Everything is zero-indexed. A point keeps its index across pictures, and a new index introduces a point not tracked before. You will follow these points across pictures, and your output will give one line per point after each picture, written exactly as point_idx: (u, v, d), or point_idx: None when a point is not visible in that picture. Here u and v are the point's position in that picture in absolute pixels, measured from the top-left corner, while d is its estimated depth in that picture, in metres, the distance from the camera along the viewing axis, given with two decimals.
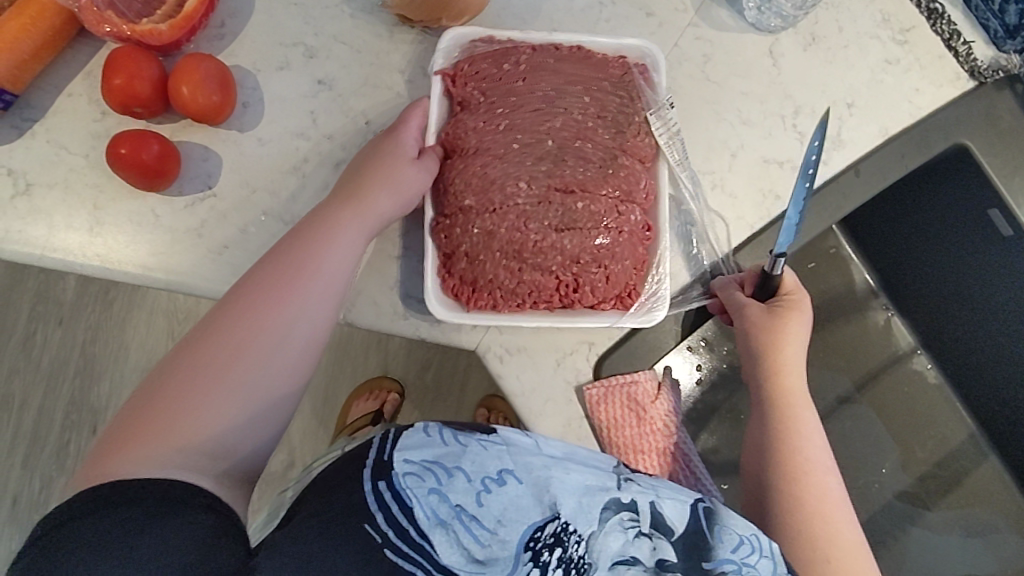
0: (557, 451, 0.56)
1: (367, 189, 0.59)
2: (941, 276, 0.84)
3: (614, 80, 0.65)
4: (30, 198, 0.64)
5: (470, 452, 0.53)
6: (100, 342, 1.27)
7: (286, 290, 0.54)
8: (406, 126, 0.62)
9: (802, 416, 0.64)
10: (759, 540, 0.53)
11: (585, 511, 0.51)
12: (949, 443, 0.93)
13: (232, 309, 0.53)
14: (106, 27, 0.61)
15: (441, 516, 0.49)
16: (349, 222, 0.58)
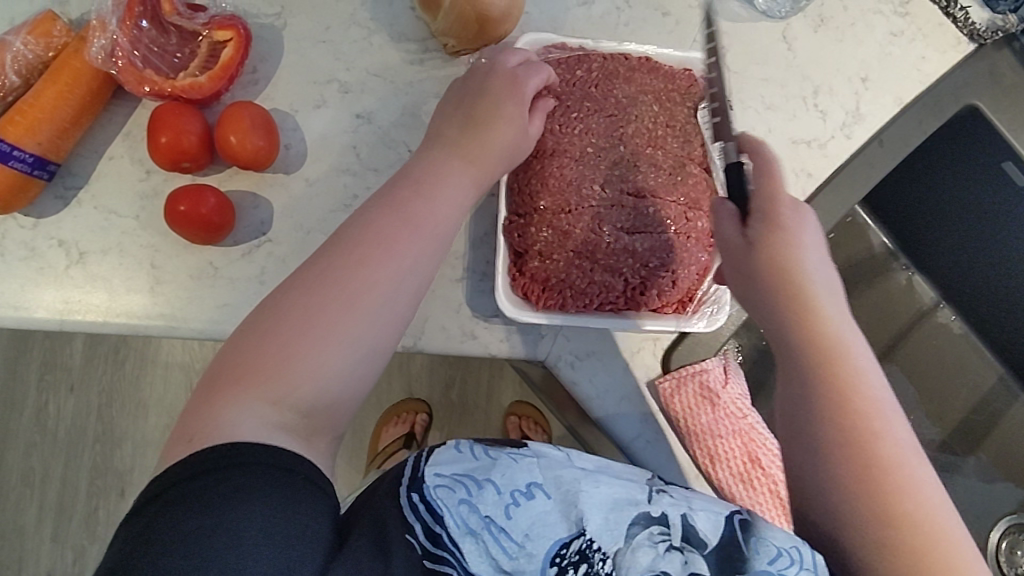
0: (591, 465, 0.51)
1: (478, 132, 0.56)
2: (960, 229, 0.89)
3: (682, 91, 0.67)
4: (86, 266, 0.63)
5: (499, 464, 0.49)
6: (117, 404, 1.25)
7: (400, 245, 0.50)
8: (531, 75, 0.59)
9: (856, 361, 0.51)
10: (801, 553, 0.44)
11: (611, 529, 0.46)
12: (982, 390, 0.98)
13: (368, 253, 0.49)
14: (146, 86, 0.61)
15: (470, 526, 0.47)
16: (454, 167, 0.55)
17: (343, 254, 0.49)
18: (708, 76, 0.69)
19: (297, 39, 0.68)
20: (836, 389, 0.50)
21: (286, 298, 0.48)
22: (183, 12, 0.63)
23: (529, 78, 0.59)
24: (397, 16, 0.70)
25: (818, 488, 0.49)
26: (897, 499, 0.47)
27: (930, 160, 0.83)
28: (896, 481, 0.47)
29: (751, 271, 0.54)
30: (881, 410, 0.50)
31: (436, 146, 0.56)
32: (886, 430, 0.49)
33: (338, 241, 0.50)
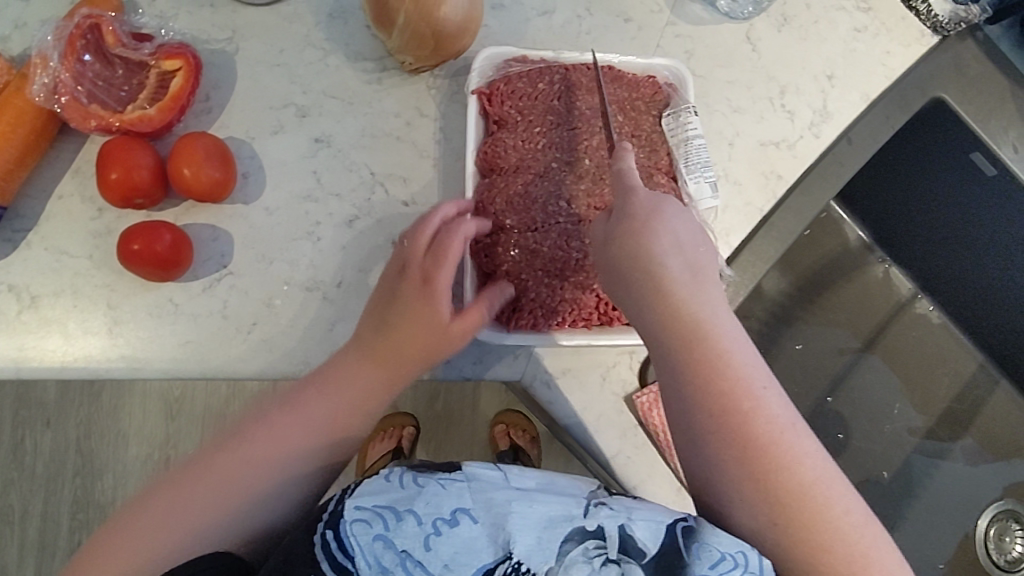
0: (532, 481, 0.43)
1: (397, 327, 0.52)
2: (939, 218, 0.88)
3: (646, 100, 0.67)
4: (39, 310, 0.61)
5: (427, 491, 0.41)
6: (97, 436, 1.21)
7: (297, 422, 0.49)
8: (444, 264, 0.53)
9: (719, 340, 0.48)
10: (747, 557, 0.41)
11: (543, 549, 0.40)
12: (964, 375, 1.00)
13: (271, 421, 0.49)
14: (92, 121, 0.59)
15: (382, 566, 0.39)
16: (372, 370, 0.51)
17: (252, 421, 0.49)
18: (673, 82, 0.68)
19: (250, 63, 0.66)
20: (700, 377, 0.47)
21: (161, 496, 0.46)
22: (127, 44, 0.61)
23: (443, 271, 0.53)
24: (353, 35, 0.68)
25: (708, 482, 0.46)
26: (781, 479, 0.45)
27: (901, 155, 0.82)
28: (776, 459, 0.45)
29: (619, 266, 0.51)
30: (750, 386, 0.47)
31: (349, 350, 0.53)
32: (761, 406, 0.46)
33: (226, 442, 0.48)
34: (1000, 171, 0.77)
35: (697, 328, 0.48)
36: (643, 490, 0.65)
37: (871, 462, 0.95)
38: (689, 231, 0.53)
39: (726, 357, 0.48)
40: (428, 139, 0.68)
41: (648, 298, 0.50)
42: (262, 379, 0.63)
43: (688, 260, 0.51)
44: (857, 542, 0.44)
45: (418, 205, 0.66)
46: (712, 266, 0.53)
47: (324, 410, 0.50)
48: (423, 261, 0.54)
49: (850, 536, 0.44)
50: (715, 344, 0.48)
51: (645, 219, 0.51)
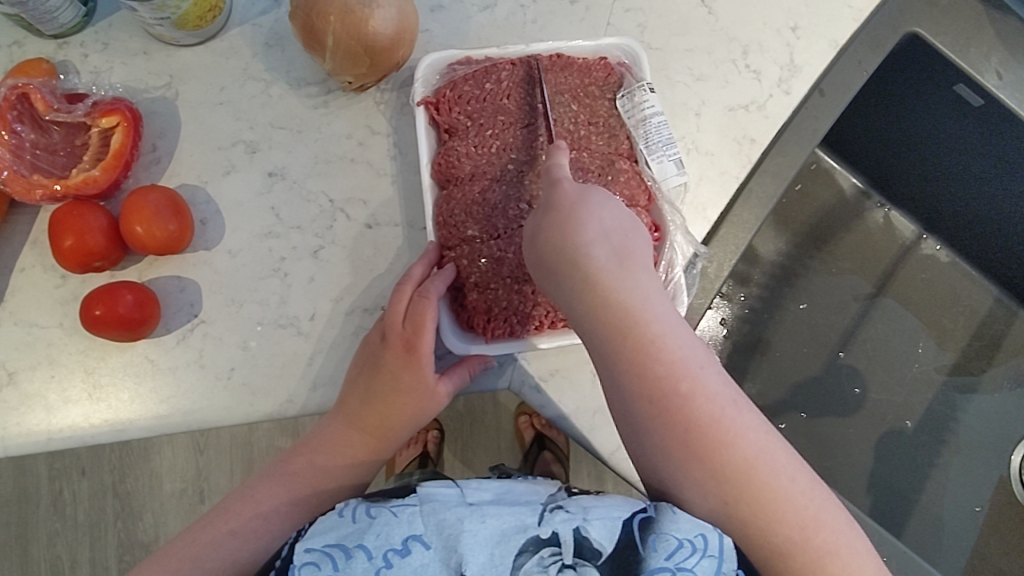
0: (489, 495, 0.45)
1: (381, 374, 0.54)
2: (935, 156, 0.82)
3: (600, 85, 0.64)
4: (18, 386, 0.61)
5: (377, 523, 0.43)
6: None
7: (286, 490, 0.50)
8: (428, 330, 0.54)
9: (652, 325, 0.47)
10: (706, 540, 0.43)
11: (495, 566, 0.41)
12: (980, 312, 0.96)
13: (265, 488, 0.50)
14: (37, 192, 0.58)
15: None
16: (353, 429, 0.53)
17: (244, 489, 0.51)
18: (628, 62, 0.65)
19: (192, 106, 0.65)
20: (637, 366, 0.46)
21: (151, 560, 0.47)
22: (60, 107, 0.59)
23: (426, 339, 0.54)
24: (292, 61, 0.66)
25: (659, 469, 0.46)
26: (725, 457, 0.45)
27: (881, 96, 0.78)
28: (718, 438, 0.45)
29: (544, 263, 0.49)
30: (687, 368, 0.46)
31: (333, 420, 0.54)
32: (699, 386, 0.46)
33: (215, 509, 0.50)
34: (986, 102, 0.72)
35: (629, 317, 0.46)
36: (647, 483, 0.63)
37: (892, 413, 0.93)
38: (617, 218, 0.50)
39: (661, 343, 0.46)
40: (383, 157, 0.66)
41: (577, 292, 0.48)
42: (249, 423, 0.63)
43: (614, 245, 0.49)
44: (804, 506, 0.45)
45: (382, 225, 0.65)
46: (642, 248, 0.50)
47: (309, 477, 0.51)
48: (405, 327, 0.54)
49: (798, 502, 0.45)
50: (650, 331, 0.46)
51: (566, 213, 0.49)
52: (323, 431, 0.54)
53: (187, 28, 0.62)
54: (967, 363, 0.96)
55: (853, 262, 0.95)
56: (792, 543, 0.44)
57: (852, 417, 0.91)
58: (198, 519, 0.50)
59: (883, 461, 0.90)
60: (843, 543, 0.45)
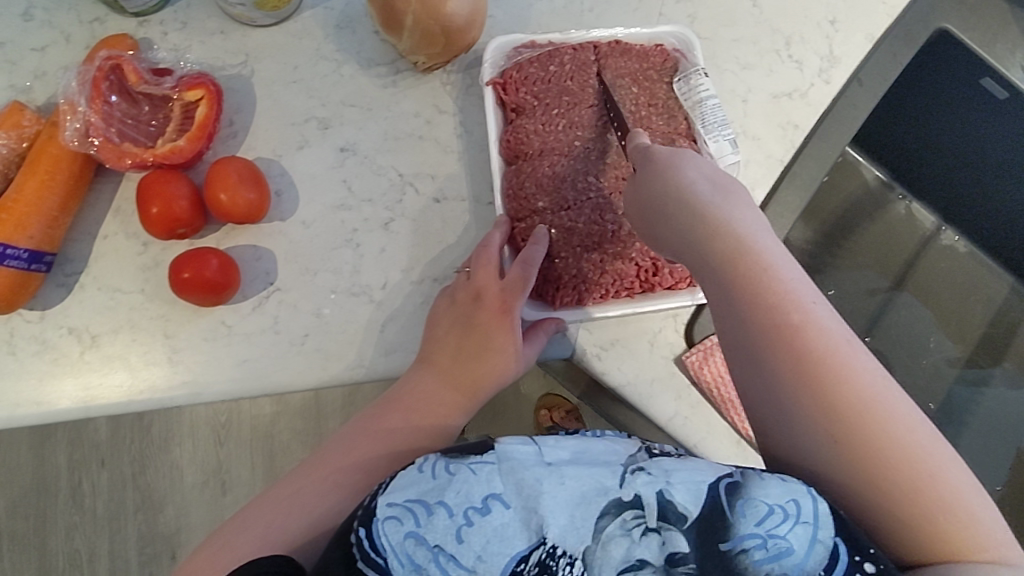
0: (566, 454, 0.46)
1: (477, 332, 0.57)
2: (956, 142, 0.87)
3: (657, 69, 0.68)
4: (100, 348, 0.63)
5: (457, 480, 0.44)
6: (156, 446, 1.38)
7: (375, 437, 0.53)
8: (523, 294, 0.58)
9: (762, 253, 0.50)
10: (797, 506, 0.42)
11: (577, 527, 0.42)
12: (996, 301, 1.01)
13: (355, 441, 0.53)
14: (127, 159, 0.61)
15: (416, 562, 0.42)
16: (433, 380, 0.56)
17: (335, 441, 0.54)
18: (682, 50, 0.69)
19: (267, 83, 0.68)
20: (748, 290, 0.48)
21: (255, 504, 0.51)
22: (150, 80, 0.62)
23: (519, 300, 0.58)
24: (362, 42, 0.69)
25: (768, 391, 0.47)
26: (836, 380, 0.45)
27: (912, 89, 0.82)
28: (830, 358, 0.45)
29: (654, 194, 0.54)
30: (798, 300, 0.48)
31: (419, 376, 0.57)
32: (811, 318, 0.47)
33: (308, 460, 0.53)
34: (1011, 93, 0.76)
35: (737, 243, 0.50)
36: (702, 449, 0.67)
37: (916, 394, 0.94)
38: (715, 171, 0.56)
39: (772, 270, 0.49)
40: (450, 135, 0.69)
41: (690, 212, 0.52)
42: (321, 386, 0.65)
43: (717, 186, 0.54)
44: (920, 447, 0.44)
45: (449, 200, 0.68)
46: (745, 195, 0.55)
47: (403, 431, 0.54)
48: (501, 288, 0.58)
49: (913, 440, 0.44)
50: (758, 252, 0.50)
51: (667, 160, 0.55)
52: (411, 385, 0.56)
53: (266, 9, 0.65)
54: (986, 352, 1.00)
55: (875, 252, 0.99)
56: (903, 475, 0.43)
57: None
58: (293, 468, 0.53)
59: None
60: (958, 500, 0.43)
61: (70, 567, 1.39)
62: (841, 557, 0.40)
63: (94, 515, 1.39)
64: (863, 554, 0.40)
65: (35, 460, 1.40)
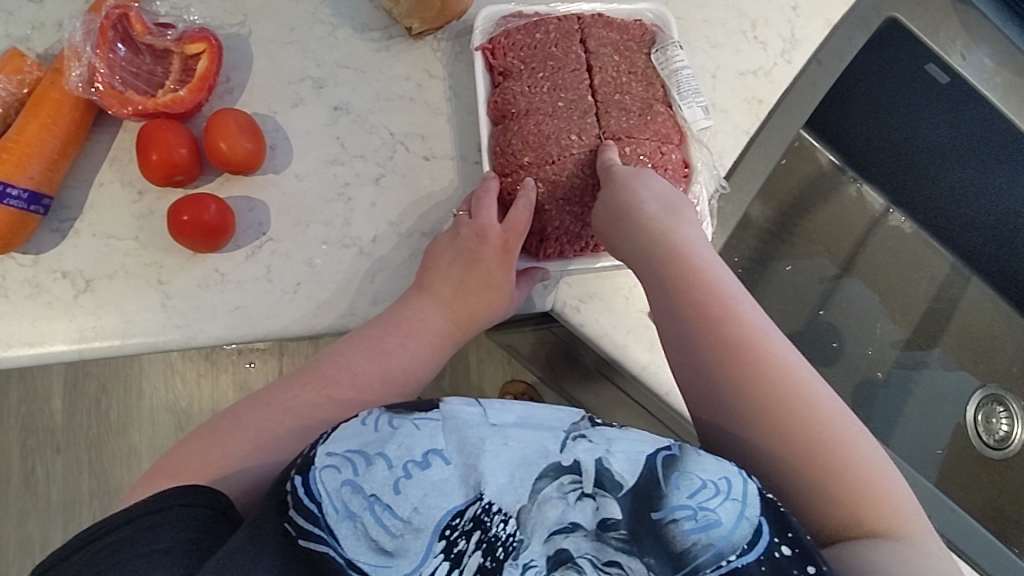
0: (512, 416, 0.47)
1: (478, 268, 0.62)
2: (904, 125, 0.94)
3: (636, 40, 0.72)
4: (95, 292, 0.64)
5: (399, 434, 0.46)
6: (115, 432, 1.37)
7: (376, 350, 0.59)
8: (522, 235, 0.63)
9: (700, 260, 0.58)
10: (729, 484, 0.44)
11: (515, 487, 0.45)
12: (939, 278, 1.09)
13: (354, 358, 0.58)
14: (130, 107, 0.63)
15: (351, 509, 0.44)
16: (427, 308, 0.61)
17: (336, 357, 0.59)
18: (659, 25, 0.73)
19: (263, 43, 0.70)
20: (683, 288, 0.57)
21: (256, 423, 0.54)
22: (154, 31, 0.65)
23: (519, 241, 0.63)
24: (357, 8, 0.72)
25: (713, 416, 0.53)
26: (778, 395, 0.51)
27: (866, 74, 0.88)
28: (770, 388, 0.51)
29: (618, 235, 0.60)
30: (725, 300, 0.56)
31: (416, 301, 0.62)
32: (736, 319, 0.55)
33: (308, 367, 0.59)
34: (952, 79, 0.84)
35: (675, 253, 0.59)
36: (675, 396, 0.68)
37: (866, 365, 1.03)
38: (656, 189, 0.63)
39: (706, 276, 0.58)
40: (440, 98, 0.72)
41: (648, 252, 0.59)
42: (311, 334, 0.67)
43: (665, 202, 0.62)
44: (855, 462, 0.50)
45: (438, 158, 0.71)
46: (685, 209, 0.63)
47: (403, 360, 0.59)
48: (502, 230, 0.63)
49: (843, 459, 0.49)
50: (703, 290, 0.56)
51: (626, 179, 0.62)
52: (408, 311, 0.61)
53: None
54: (927, 329, 1.08)
55: (830, 231, 1.06)
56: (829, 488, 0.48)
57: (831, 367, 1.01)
58: (290, 385, 0.57)
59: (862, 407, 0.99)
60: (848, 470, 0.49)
61: (19, 558, 1.34)
62: (764, 535, 0.43)
63: (47, 502, 1.35)
64: (783, 536, 0.43)
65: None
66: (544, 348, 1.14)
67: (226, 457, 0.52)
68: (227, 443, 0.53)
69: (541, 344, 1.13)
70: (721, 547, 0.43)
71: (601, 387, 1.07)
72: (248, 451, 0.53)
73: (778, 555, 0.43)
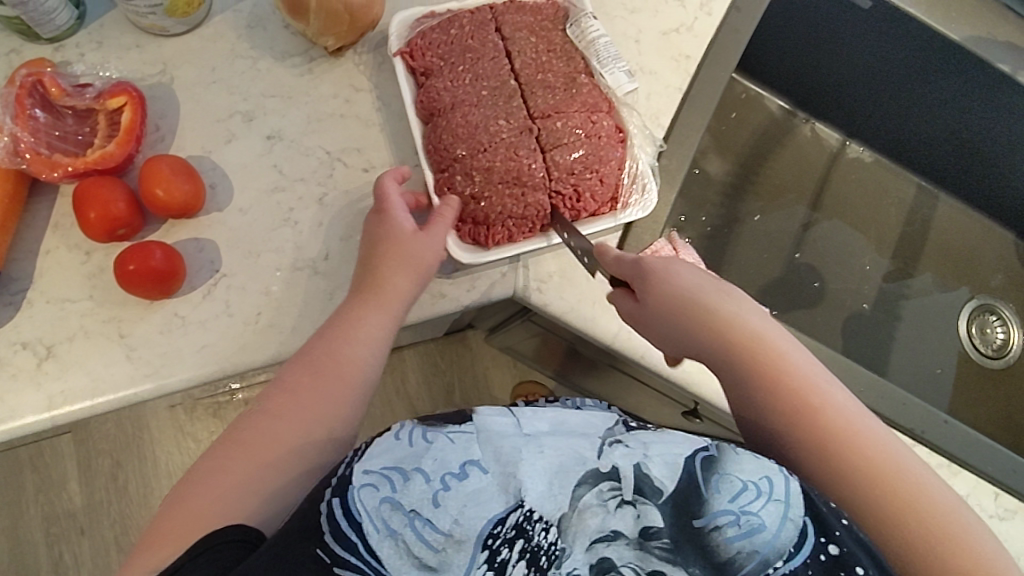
0: (545, 426, 0.51)
1: (375, 242, 0.63)
2: (843, 57, 0.93)
3: (551, 20, 0.72)
4: (58, 358, 0.64)
5: (434, 448, 0.48)
6: (137, 504, 1.37)
7: (308, 354, 0.59)
8: (394, 198, 0.64)
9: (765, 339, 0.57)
10: (770, 484, 0.46)
11: (554, 495, 0.46)
12: (907, 201, 1.08)
13: (287, 370, 0.58)
14: (59, 170, 0.63)
15: (391, 527, 0.44)
16: (350, 300, 0.62)
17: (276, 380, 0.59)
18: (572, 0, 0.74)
19: (187, 87, 0.71)
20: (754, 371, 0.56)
21: (207, 463, 0.53)
22: (72, 93, 0.66)
23: (393, 203, 0.64)
24: (274, 38, 0.74)
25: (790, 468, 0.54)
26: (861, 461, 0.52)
27: (792, 13, 0.88)
28: (854, 456, 0.52)
29: (665, 308, 0.60)
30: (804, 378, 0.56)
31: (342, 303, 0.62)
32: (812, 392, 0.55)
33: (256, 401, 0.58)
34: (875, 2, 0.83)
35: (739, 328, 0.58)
36: (650, 358, 0.68)
37: (851, 299, 1.03)
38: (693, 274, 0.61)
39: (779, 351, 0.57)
40: (370, 109, 0.73)
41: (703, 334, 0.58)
42: (281, 361, 0.67)
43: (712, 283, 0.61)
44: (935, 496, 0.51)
45: (377, 168, 0.71)
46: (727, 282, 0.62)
47: (351, 360, 0.59)
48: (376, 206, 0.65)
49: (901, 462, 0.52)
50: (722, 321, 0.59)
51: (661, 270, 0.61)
52: (360, 319, 0.60)
53: (177, 15, 0.69)
54: (906, 253, 1.08)
55: (792, 173, 1.07)
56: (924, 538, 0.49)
57: (818, 308, 1.00)
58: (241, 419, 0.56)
59: (852, 341, 0.99)
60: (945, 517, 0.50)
61: None
62: (809, 535, 0.45)
63: None
64: (828, 536, 0.45)
65: (6, 547, 1.35)
66: (545, 347, 1.15)
67: (194, 500, 0.50)
68: (183, 486, 0.52)
69: (541, 341, 1.13)
70: (766, 552, 0.45)
71: (602, 371, 1.06)
72: (203, 487, 0.51)
73: (824, 555, 0.45)
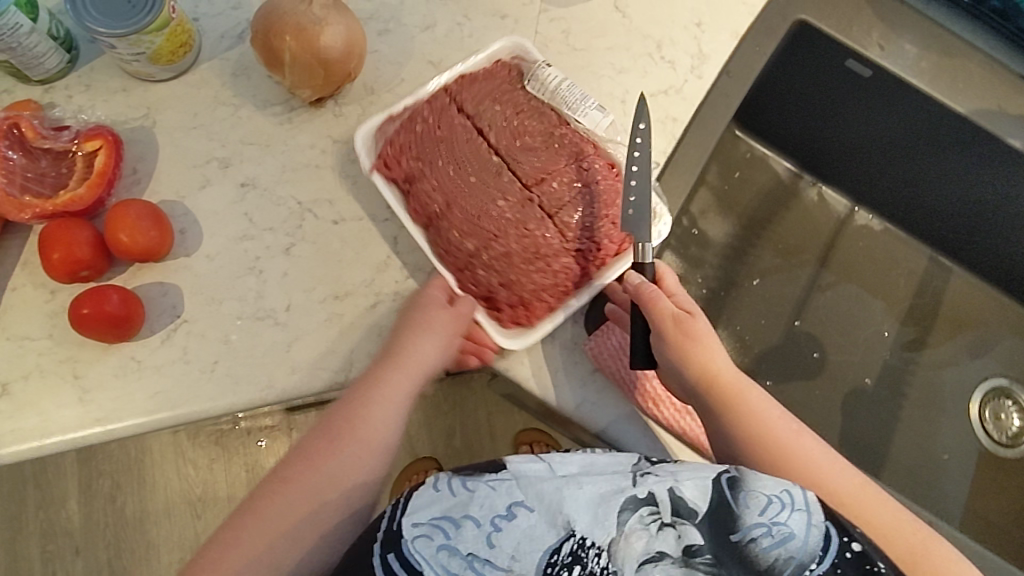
0: (575, 468, 0.51)
1: (405, 336, 0.63)
2: (851, 126, 0.90)
3: (508, 81, 0.72)
4: (12, 396, 0.64)
5: (478, 495, 0.49)
6: (130, 528, 1.37)
7: (330, 428, 0.59)
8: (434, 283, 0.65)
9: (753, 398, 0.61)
10: (791, 496, 0.48)
11: (601, 521, 0.47)
12: (918, 273, 1.02)
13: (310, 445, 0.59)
14: (28, 211, 0.64)
15: (453, 571, 0.47)
16: (382, 377, 0.61)
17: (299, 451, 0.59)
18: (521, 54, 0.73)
19: (167, 132, 0.72)
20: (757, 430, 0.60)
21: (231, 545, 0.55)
22: (48, 135, 0.68)
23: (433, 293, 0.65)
24: (257, 87, 0.74)
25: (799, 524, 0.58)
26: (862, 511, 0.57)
27: (792, 78, 0.86)
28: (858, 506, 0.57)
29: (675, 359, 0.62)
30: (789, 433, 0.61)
31: (366, 381, 0.62)
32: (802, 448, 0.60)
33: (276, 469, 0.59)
34: (875, 71, 0.80)
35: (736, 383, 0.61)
36: (611, 432, 0.65)
37: (852, 373, 0.98)
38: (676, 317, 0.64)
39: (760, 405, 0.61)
40: (345, 161, 0.73)
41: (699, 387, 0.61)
42: (233, 412, 0.66)
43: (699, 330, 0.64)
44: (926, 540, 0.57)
45: (347, 221, 0.71)
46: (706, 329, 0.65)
47: (377, 424, 0.60)
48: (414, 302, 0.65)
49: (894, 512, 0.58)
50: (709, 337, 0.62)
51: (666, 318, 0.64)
52: (386, 400, 0.61)
53: (161, 62, 0.70)
54: (920, 326, 1.02)
55: (797, 236, 1.02)
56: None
57: (816, 381, 0.96)
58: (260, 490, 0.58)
59: (850, 418, 0.94)
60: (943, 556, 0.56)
61: None
62: (833, 538, 0.48)
63: None
64: (850, 535, 0.49)
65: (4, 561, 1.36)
66: None
67: None
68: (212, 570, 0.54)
69: None
70: (800, 558, 0.47)
71: None
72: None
73: (848, 553, 0.48)
